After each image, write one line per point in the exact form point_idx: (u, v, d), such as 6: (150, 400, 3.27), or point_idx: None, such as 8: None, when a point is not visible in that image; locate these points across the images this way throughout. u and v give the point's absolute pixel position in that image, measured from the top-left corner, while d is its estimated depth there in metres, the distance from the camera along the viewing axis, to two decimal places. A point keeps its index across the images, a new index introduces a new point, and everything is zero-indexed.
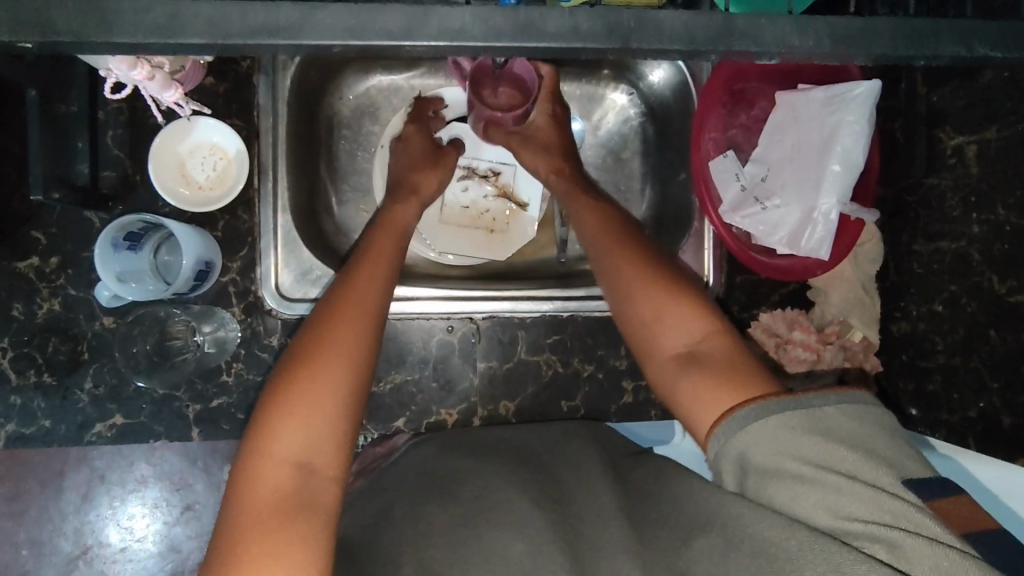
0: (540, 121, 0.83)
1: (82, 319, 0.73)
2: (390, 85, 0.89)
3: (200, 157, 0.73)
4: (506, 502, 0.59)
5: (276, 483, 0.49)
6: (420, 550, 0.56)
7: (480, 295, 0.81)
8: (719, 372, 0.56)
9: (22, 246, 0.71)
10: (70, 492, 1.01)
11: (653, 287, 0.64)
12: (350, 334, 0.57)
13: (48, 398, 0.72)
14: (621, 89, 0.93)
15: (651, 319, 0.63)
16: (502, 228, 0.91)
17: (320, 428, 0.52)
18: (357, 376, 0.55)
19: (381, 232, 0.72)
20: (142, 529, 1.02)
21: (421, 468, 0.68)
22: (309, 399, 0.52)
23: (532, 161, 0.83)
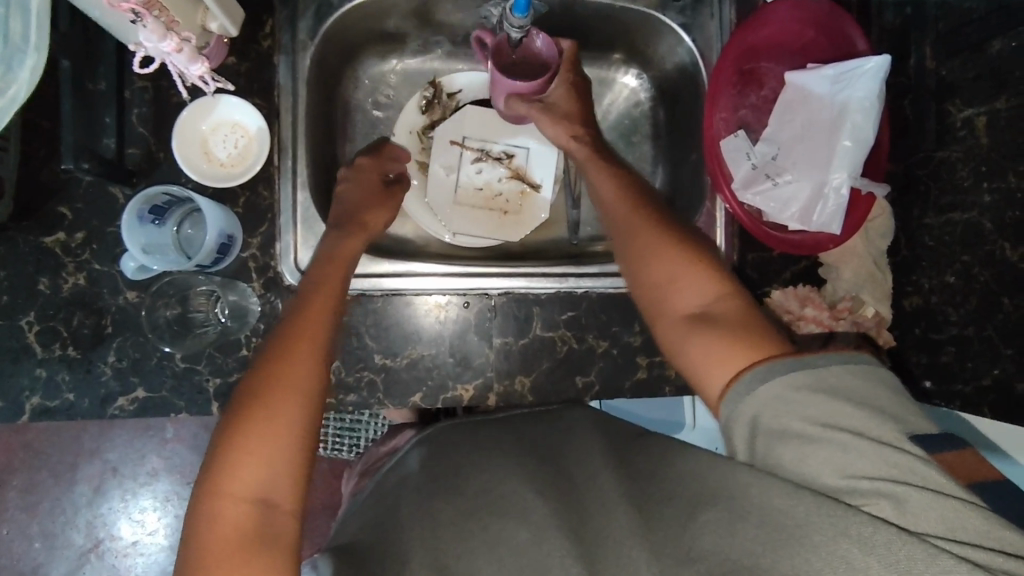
0: (559, 88, 0.85)
1: (106, 293, 0.74)
2: (405, 70, 0.91)
3: (222, 134, 0.75)
4: (503, 498, 0.59)
5: (241, 513, 0.51)
6: (429, 537, 0.57)
7: (495, 271, 0.82)
8: (728, 330, 0.57)
9: (49, 221, 0.73)
10: (82, 485, 1.27)
11: (672, 252, 0.65)
12: (307, 364, 0.59)
13: (72, 371, 0.73)
14: (632, 73, 0.95)
15: (666, 283, 0.64)
16: (515, 211, 0.91)
17: (276, 464, 0.54)
18: (312, 408, 0.57)
19: (321, 265, 0.71)
20: (152, 523, 1.28)
21: (425, 462, 0.68)
22: (265, 436, 0.54)
23: (555, 131, 0.84)
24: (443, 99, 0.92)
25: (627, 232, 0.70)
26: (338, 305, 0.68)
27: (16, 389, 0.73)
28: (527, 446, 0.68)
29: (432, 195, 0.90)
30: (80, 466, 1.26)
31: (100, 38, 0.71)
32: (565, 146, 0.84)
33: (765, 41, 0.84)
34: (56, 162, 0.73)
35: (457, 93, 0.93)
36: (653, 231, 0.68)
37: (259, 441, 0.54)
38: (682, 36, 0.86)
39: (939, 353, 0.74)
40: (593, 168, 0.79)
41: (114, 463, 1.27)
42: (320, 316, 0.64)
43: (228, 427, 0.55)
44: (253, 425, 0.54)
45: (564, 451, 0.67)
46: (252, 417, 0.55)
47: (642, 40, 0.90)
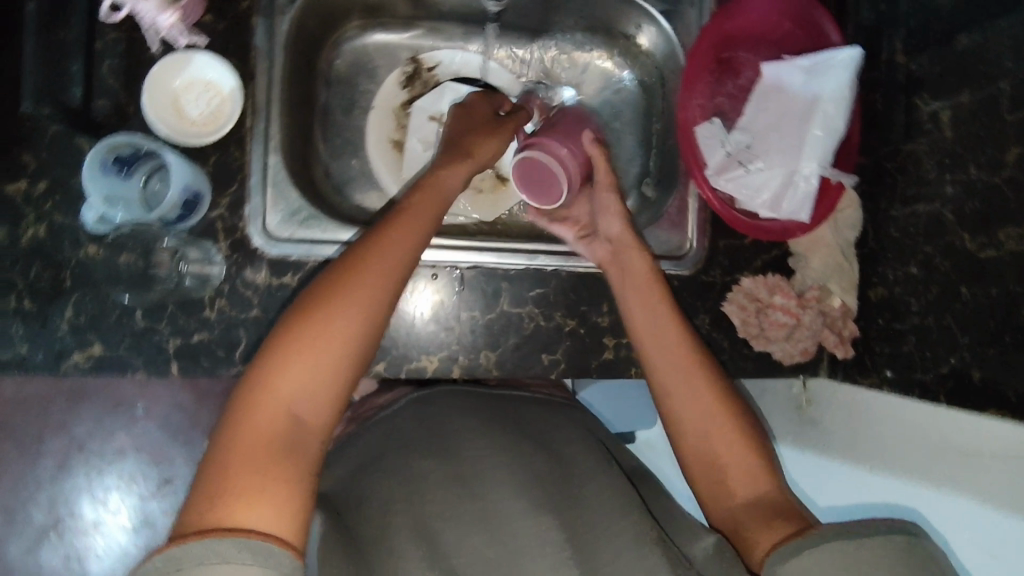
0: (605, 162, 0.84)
1: (67, 246, 0.73)
2: (387, 44, 0.91)
3: (195, 92, 0.74)
4: (500, 488, 0.62)
5: (272, 424, 0.53)
6: (418, 501, 0.60)
7: (467, 245, 0.82)
8: (764, 510, 0.61)
9: (10, 170, 0.72)
10: (46, 459, 1.24)
11: (717, 411, 0.67)
12: (371, 284, 0.59)
13: (27, 325, 0.72)
14: (609, 56, 0.95)
15: (712, 446, 0.66)
16: (490, 189, 0.92)
17: (319, 377, 0.55)
18: (361, 344, 0.58)
19: (404, 207, 0.67)
20: (116, 501, 1.27)
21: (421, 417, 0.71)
22: (314, 346, 0.55)
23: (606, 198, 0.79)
24: (424, 74, 0.93)
25: (660, 375, 0.70)
26: (425, 242, 0.66)
27: None
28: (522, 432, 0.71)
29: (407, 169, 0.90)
30: (45, 439, 1.23)
31: None
32: (620, 240, 0.77)
33: (743, 30, 0.85)
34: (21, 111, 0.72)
35: (436, 67, 0.93)
36: (705, 376, 0.69)
37: (302, 355, 0.55)
38: (660, 21, 0.87)
39: (903, 343, 0.76)
40: (647, 292, 0.73)
41: (81, 439, 1.24)
42: (401, 255, 0.62)
43: (282, 335, 0.56)
44: (302, 339, 0.55)
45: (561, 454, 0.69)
46: (306, 332, 0.56)
47: (623, 26, 0.90)
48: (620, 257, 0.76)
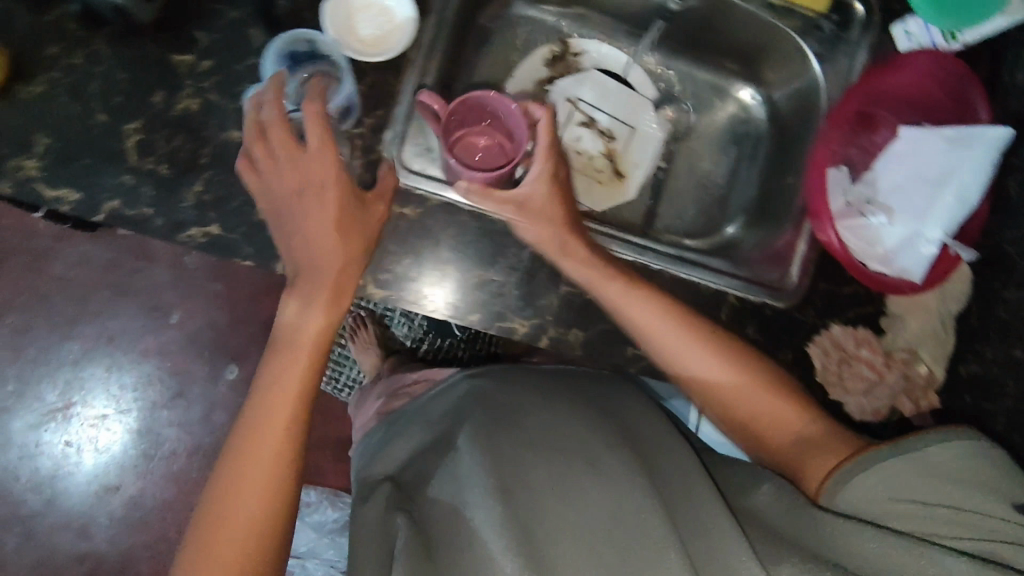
0: (541, 182, 0.79)
1: (214, 125, 0.75)
2: (542, 21, 0.94)
3: (370, 14, 0.77)
4: (571, 446, 0.74)
5: (239, 525, 0.69)
6: (517, 470, 0.71)
7: (580, 224, 0.83)
8: (833, 449, 0.70)
9: (182, 41, 0.74)
10: (78, 342, 1.62)
11: (753, 381, 0.77)
12: (289, 396, 0.73)
13: (157, 189, 0.74)
14: (748, 90, 0.98)
15: (748, 407, 0.77)
16: (607, 181, 0.95)
17: (252, 493, 0.70)
18: (296, 419, 0.73)
19: (319, 286, 0.72)
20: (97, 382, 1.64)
21: (483, 397, 0.85)
22: (251, 470, 0.70)
23: (535, 232, 0.78)
24: (568, 58, 0.95)
25: (670, 352, 0.78)
26: (359, 264, 0.73)
27: (98, 188, 0.73)
28: (599, 409, 0.83)
29: None
30: (80, 322, 1.62)
31: None
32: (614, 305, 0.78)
33: (892, 89, 0.86)
34: None
35: (582, 55, 0.95)
36: (774, 396, 0.76)
37: (243, 481, 0.70)
38: (814, 64, 0.89)
39: None
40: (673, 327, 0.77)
41: (117, 332, 1.63)
42: (316, 330, 0.74)
43: (229, 467, 0.71)
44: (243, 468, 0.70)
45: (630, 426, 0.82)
46: (242, 457, 0.71)
47: (772, 61, 0.93)
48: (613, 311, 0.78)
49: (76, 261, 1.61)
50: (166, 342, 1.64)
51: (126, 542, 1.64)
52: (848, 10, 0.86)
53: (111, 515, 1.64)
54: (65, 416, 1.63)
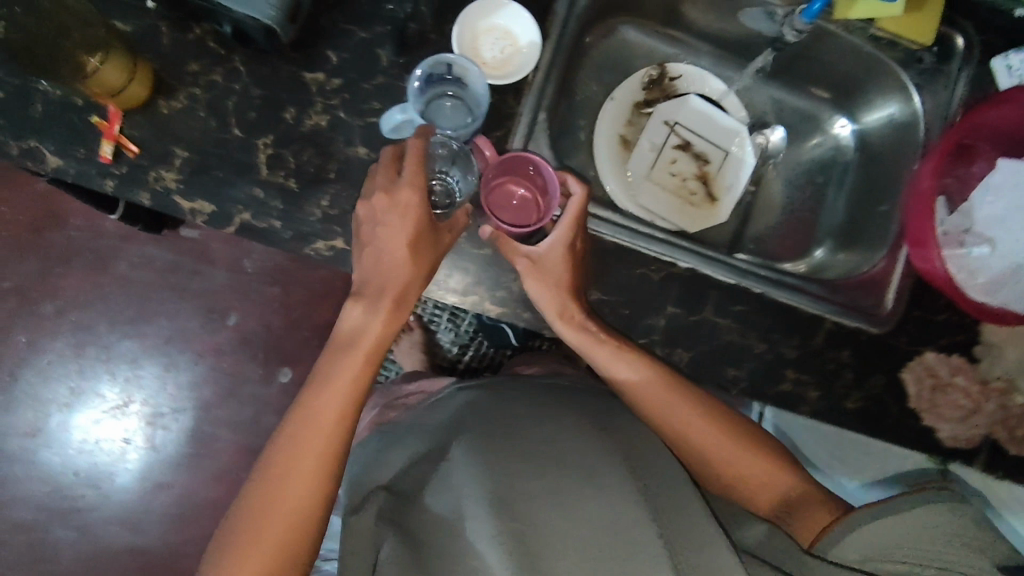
0: (556, 248, 0.76)
1: (341, 141, 0.77)
2: (643, 45, 0.96)
3: (494, 38, 0.80)
4: (586, 460, 0.72)
5: (281, 519, 0.68)
6: (526, 491, 0.69)
7: (686, 246, 0.85)
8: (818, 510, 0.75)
9: (314, 60, 0.77)
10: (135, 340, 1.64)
11: (715, 432, 0.81)
12: (341, 397, 0.71)
13: (285, 202, 0.76)
14: (840, 120, 1.00)
15: (722, 466, 0.81)
16: (700, 202, 0.98)
17: (300, 489, 0.69)
18: (345, 421, 0.72)
19: (380, 305, 0.72)
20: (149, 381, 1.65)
21: (483, 406, 0.82)
22: (300, 463, 0.69)
23: (539, 292, 0.76)
24: (664, 82, 0.98)
25: (656, 412, 0.81)
26: (421, 282, 0.72)
27: (231, 199, 0.75)
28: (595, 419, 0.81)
29: (632, 164, 0.96)
30: (139, 321, 1.64)
31: None
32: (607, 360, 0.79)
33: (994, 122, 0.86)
34: (339, 14, 0.77)
35: (678, 78, 0.98)
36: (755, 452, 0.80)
37: (290, 474, 0.69)
38: (913, 97, 0.90)
39: None
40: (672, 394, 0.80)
41: (173, 332, 1.65)
42: (375, 338, 0.73)
43: (277, 455, 0.70)
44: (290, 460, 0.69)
45: (626, 432, 0.80)
46: (293, 451, 0.69)
47: (867, 90, 0.94)
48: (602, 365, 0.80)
49: (138, 263, 1.63)
50: (222, 344, 1.66)
51: (175, 540, 1.63)
52: (949, 43, 0.88)
53: (162, 513, 1.64)
54: (122, 413, 1.64)
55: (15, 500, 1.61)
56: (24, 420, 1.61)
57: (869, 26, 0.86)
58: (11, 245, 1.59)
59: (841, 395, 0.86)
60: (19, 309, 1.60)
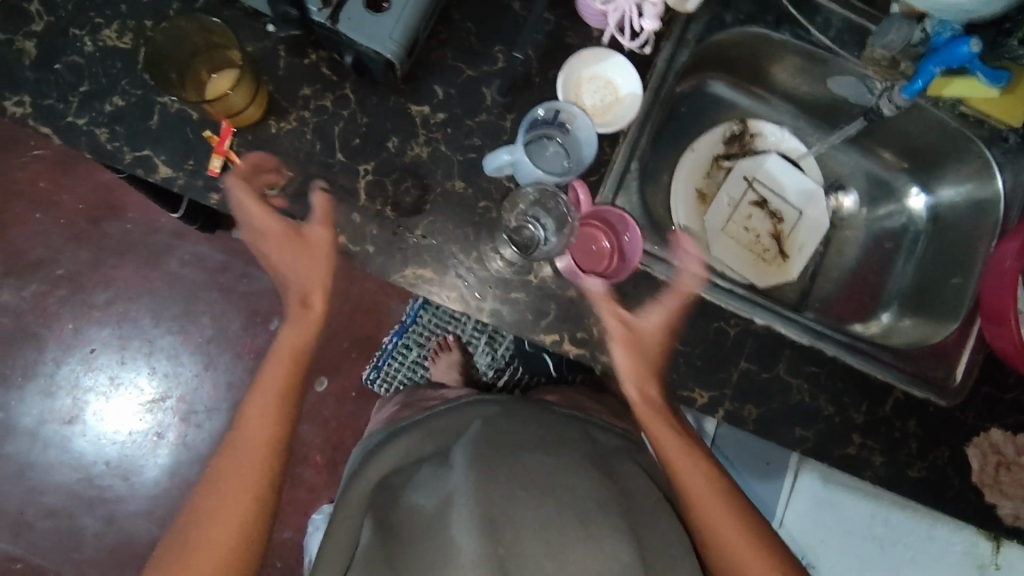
0: (654, 326, 0.80)
1: (439, 173, 0.79)
2: (727, 99, 0.99)
3: (597, 86, 0.82)
4: (580, 497, 0.70)
5: (216, 514, 0.74)
6: (514, 521, 0.67)
7: (762, 303, 0.85)
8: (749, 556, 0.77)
9: (422, 93, 0.79)
10: (177, 336, 1.66)
11: (710, 492, 0.80)
12: (271, 398, 0.80)
13: (381, 228, 0.77)
14: (916, 189, 1.01)
15: (703, 523, 0.79)
16: (771, 259, 0.99)
17: (233, 489, 0.75)
18: (270, 421, 0.79)
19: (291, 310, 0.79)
20: (184, 376, 1.66)
21: (486, 424, 0.79)
22: (235, 461, 0.76)
23: (624, 359, 0.78)
24: (745, 137, 1.00)
25: (675, 464, 0.81)
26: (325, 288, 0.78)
27: (328, 221, 0.77)
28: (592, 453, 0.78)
29: (709, 216, 0.98)
30: (182, 317, 1.66)
31: None
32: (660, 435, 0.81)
33: None
34: (450, 50, 0.80)
35: (759, 135, 1.00)
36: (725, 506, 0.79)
37: (226, 473, 0.76)
38: (997, 175, 0.89)
39: None
40: (685, 456, 0.81)
41: (214, 331, 1.67)
42: (291, 344, 0.80)
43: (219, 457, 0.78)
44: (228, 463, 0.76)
45: (620, 471, 0.78)
46: (230, 454, 0.77)
47: (947, 163, 0.95)
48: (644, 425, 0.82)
49: (188, 261, 1.66)
50: (261, 347, 1.67)
51: None
52: None
53: None
54: (158, 407, 1.66)
55: (47, 485, 1.62)
56: (64, 406, 1.63)
57: (958, 102, 0.87)
58: (69, 233, 1.62)
59: (905, 463, 0.86)
60: (70, 296, 1.63)
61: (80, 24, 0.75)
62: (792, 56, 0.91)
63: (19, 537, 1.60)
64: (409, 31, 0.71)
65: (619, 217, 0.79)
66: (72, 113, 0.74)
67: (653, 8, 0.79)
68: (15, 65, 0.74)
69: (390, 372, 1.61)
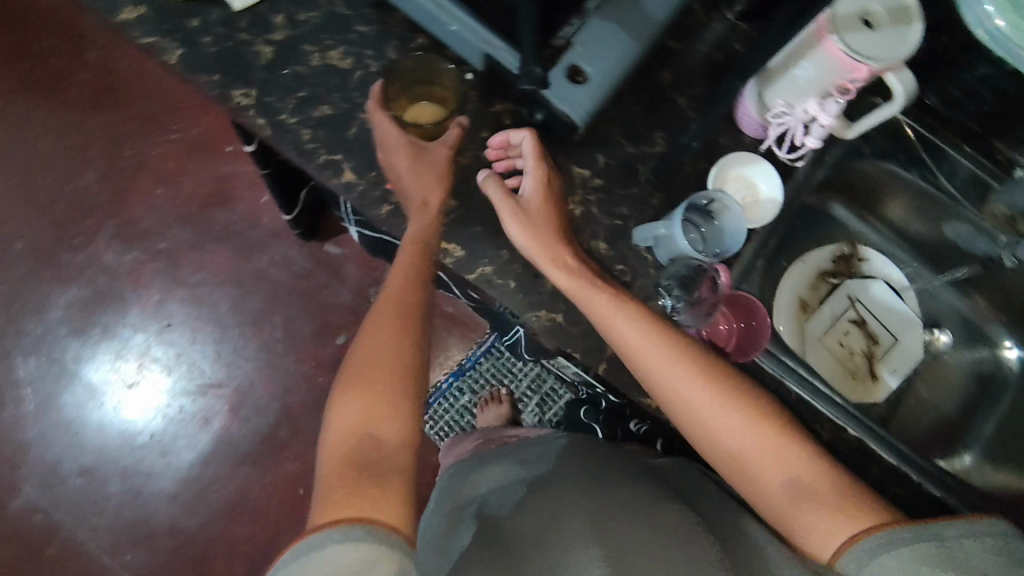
0: (540, 196, 0.81)
1: (587, 232, 0.86)
2: (844, 220, 1.06)
3: (742, 186, 0.88)
4: (665, 509, 0.71)
5: (348, 434, 0.68)
6: (614, 528, 0.68)
7: (858, 418, 0.89)
8: (811, 489, 0.67)
9: (585, 157, 0.88)
10: (249, 329, 1.72)
11: (746, 424, 0.70)
12: (391, 320, 0.75)
13: (525, 268, 0.84)
14: (1013, 345, 1.05)
15: (748, 459, 0.69)
16: (862, 378, 1.03)
17: (376, 404, 0.69)
18: (401, 346, 0.74)
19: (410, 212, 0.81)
20: (245, 368, 1.70)
21: (577, 459, 0.86)
22: (365, 375, 0.71)
23: (570, 281, 0.76)
24: (854, 259, 1.07)
25: (682, 400, 0.72)
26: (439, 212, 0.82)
27: (481, 252, 0.84)
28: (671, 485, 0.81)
29: (809, 326, 1.04)
30: (259, 311, 1.73)
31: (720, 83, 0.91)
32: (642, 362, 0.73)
33: None
34: (617, 128, 0.89)
35: (867, 261, 1.07)
36: (771, 439, 0.70)
37: (363, 387, 0.70)
38: None
39: None
40: (702, 387, 0.71)
41: (284, 331, 1.72)
42: (409, 260, 0.79)
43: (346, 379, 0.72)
44: (355, 381, 0.71)
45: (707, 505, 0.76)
46: (364, 370, 0.71)
47: None
48: (648, 369, 0.73)
49: (278, 260, 1.74)
50: (324, 358, 1.72)
51: (216, 534, 1.63)
52: None
53: (214, 503, 1.64)
54: (213, 392, 1.69)
55: (90, 443, 1.66)
56: (128, 370, 1.69)
57: None
58: (180, 212, 1.74)
59: None
60: (164, 268, 1.72)
61: (312, 42, 0.87)
62: (907, 194, 1.00)
63: (51, 490, 1.63)
64: (596, 106, 0.83)
65: (747, 304, 0.86)
66: (287, 112, 0.85)
67: (818, 129, 0.85)
68: (251, 64, 0.86)
69: (437, 414, 1.63)
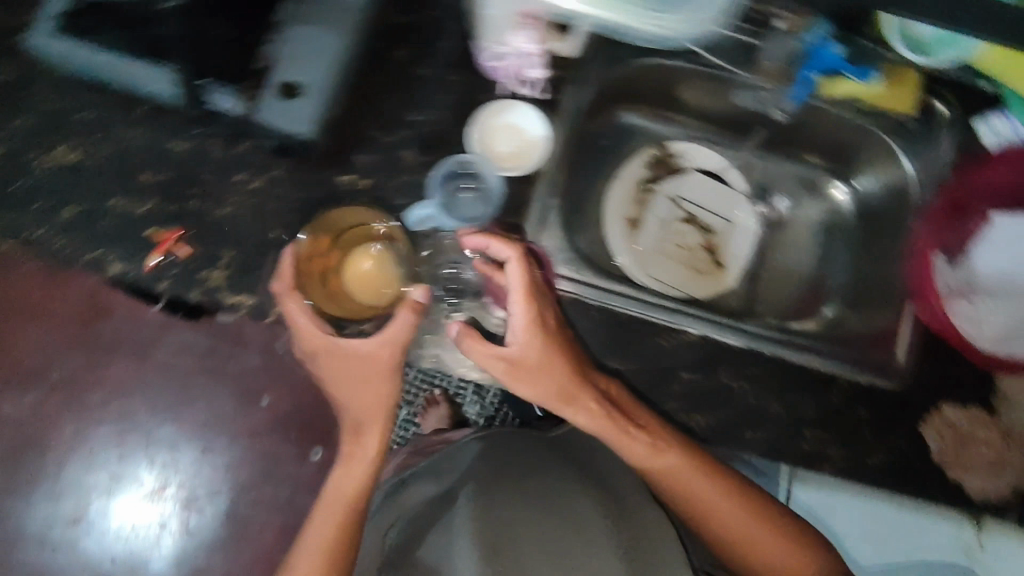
0: (524, 341, 0.81)
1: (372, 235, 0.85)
2: (643, 126, 1.05)
3: (509, 134, 0.88)
4: (577, 516, 0.80)
5: None
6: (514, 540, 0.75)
7: (692, 312, 0.88)
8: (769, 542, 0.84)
9: (344, 163, 0.85)
10: (169, 424, 1.62)
11: (730, 502, 0.85)
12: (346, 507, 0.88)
13: None
14: (843, 187, 1.05)
15: (717, 518, 0.84)
16: (707, 270, 1.06)
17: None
18: (345, 522, 0.87)
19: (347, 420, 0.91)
20: (184, 465, 1.63)
21: (488, 457, 0.92)
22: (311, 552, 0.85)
23: (528, 389, 0.82)
24: (668, 159, 1.07)
25: (665, 478, 0.84)
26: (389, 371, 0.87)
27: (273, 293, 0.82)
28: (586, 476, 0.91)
29: (642, 240, 1.04)
30: None
31: (452, 40, 0.88)
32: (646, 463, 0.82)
33: (983, 183, 0.91)
34: (367, 122, 0.86)
35: (682, 156, 1.07)
36: (733, 501, 0.85)
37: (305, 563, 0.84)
38: (903, 158, 0.94)
39: None
40: (694, 477, 0.84)
41: None
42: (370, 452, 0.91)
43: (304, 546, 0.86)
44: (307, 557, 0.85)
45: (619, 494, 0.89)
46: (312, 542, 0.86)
47: (859, 158, 1.00)
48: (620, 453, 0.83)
49: None
50: None
51: None
52: (933, 112, 0.92)
53: None
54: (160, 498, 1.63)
55: None
56: (69, 508, 1.62)
57: (854, 100, 0.92)
58: None
59: (864, 452, 0.87)
60: None
61: (32, 147, 0.83)
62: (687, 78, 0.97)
63: None
64: None
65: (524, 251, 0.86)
66: (31, 228, 0.81)
67: (538, 58, 0.86)
68: None
69: None
